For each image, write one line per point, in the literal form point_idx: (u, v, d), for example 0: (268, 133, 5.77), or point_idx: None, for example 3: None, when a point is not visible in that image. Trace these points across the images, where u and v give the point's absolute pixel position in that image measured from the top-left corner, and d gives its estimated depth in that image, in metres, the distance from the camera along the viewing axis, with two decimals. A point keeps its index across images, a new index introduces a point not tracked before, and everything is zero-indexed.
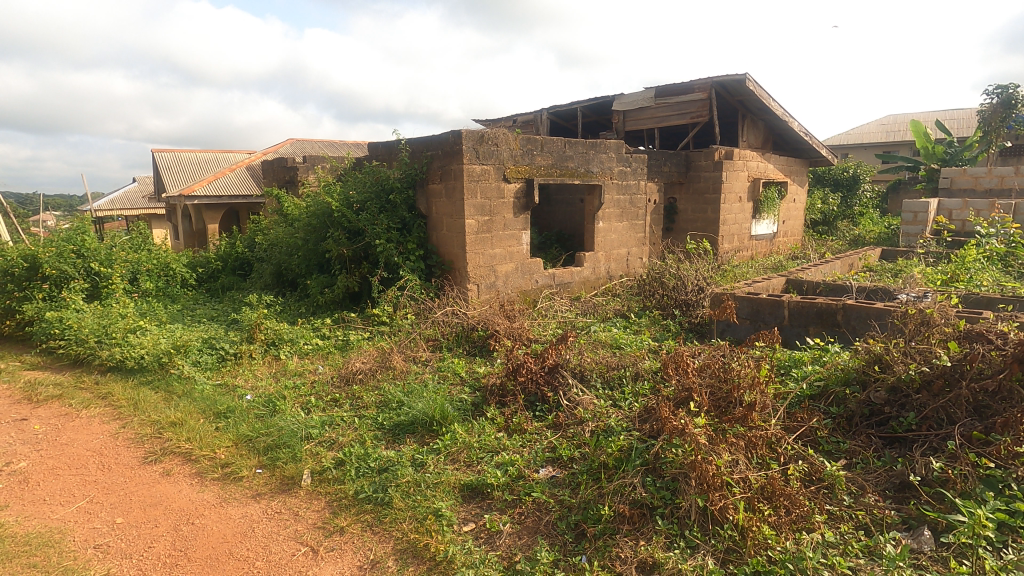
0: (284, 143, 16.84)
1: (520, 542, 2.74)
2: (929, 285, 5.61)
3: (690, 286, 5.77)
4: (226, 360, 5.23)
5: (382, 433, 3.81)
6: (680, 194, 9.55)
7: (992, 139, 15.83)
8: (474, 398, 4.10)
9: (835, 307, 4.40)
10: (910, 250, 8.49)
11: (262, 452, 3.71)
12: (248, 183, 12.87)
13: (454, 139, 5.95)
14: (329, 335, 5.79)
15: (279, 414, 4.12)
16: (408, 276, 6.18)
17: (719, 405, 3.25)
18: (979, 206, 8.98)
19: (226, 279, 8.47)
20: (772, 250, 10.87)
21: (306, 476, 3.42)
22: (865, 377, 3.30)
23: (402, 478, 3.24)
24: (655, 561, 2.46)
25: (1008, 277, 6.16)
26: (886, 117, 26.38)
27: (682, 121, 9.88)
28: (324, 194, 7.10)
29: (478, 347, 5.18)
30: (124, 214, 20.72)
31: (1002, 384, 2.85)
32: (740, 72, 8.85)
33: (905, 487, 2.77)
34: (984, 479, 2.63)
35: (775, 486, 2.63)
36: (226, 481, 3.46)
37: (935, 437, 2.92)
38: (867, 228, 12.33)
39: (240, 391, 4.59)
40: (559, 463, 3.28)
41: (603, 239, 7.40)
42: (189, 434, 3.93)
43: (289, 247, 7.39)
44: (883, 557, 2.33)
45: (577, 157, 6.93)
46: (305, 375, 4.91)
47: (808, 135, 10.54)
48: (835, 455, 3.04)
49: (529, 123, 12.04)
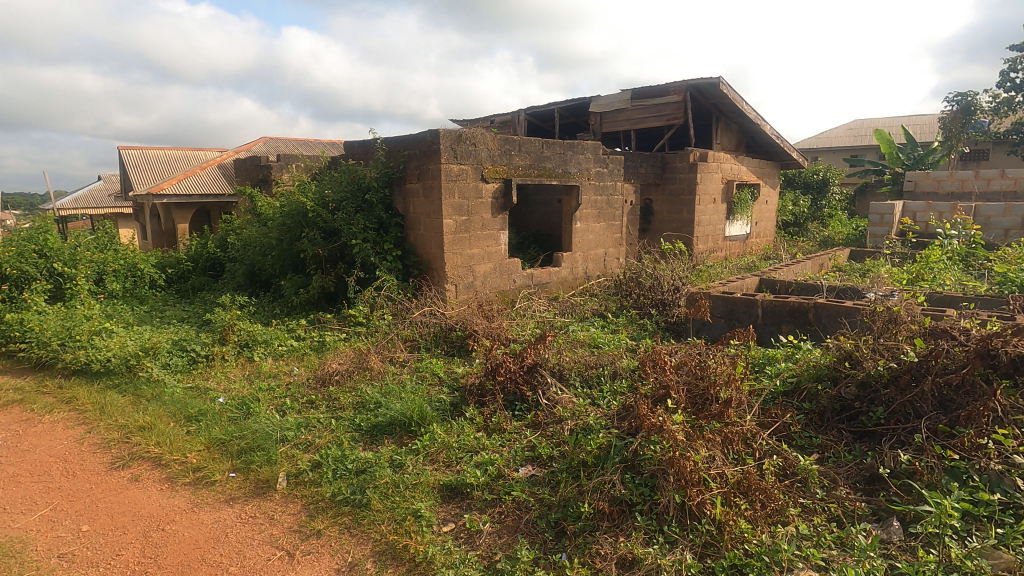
0: (256, 141, 16.53)
1: (500, 541, 2.74)
2: (896, 283, 5.79)
3: (666, 286, 5.85)
4: (197, 362, 5.11)
5: (359, 434, 3.76)
6: (656, 196, 9.64)
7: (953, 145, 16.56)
8: (453, 398, 4.08)
9: (807, 306, 4.50)
10: (877, 251, 8.75)
11: (236, 455, 3.63)
12: (220, 182, 12.59)
13: (432, 138, 5.91)
14: (304, 336, 5.70)
15: (253, 416, 4.03)
16: (385, 276, 6.12)
17: (696, 401, 3.30)
18: (941, 208, 9.30)
19: (196, 280, 8.26)
20: (745, 251, 11.07)
21: (282, 479, 3.36)
22: (836, 373, 3.40)
23: (380, 479, 3.20)
24: (635, 557, 2.48)
25: (971, 277, 6.38)
26: (854, 121, 27.17)
27: (658, 123, 10.00)
28: (299, 193, 6.97)
29: (456, 347, 5.16)
30: (89, 214, 20.15)
31: (965, 377, 2.94)
32: (715, 76, 9.00)
33: (875, 479, 2.85)
34: (950, 470, 2.70)
35: (751, 480, 2.68)
36: (198, 485, 3.37)
37: (903, 431, 2.99)
38: (836, 229, 12.66)
39: (212, 393, 4.49)
40: (539, 462, 3.27)
41: (581, 239, 7.45)
42: (158, 439, 3.82)
43: (262, 246, 7.24)
44: (855, 547, 2.39)
45: (554, 157, 6.95)
46: (280, 377, 4.82)
47: (780, 139, 10.78)
48: (809, 450, 3.11)
49: (507, 124, 12.03)
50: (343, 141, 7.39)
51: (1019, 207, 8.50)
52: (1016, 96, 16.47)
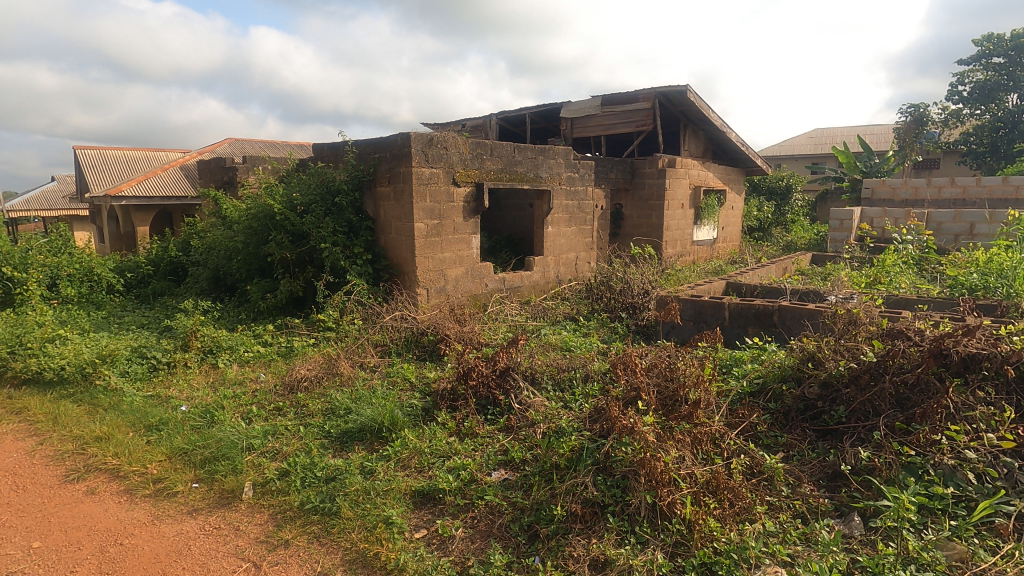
0: (221, 142, 16.15)
1: (473, 546, 2.72)
2: (855, 286, 6.00)
3: (636, 290, 5.91)
4: (158, 369, 4.94)
5: (329, 441, 3.69)
6: (626, 201, 9.77)
7: (907, 154, 17.42)
8: (424, 403, 4.04)
9: (772, 308, 4.61)
10: (837, 256, 9.05)
11: (199, 465, 3.52)
12: (183, 183, 12.22)
13: (403, 141, 5.86)
14: (271, 342, 5.57)
15: (218, 425, 3.91)
16: (355, 280, 6.02)
17: (666, 403, 3.36)
18: (896, 214, 9.67)
19: (157, 284, 7.98)
20: (712, 255, 11.30)
21: (248, 489, 3.27)
22: (799, 373, 3.51)
23: (350, 487, 3.14)
24: (607, 558, 2.49)
25: (925, 280, 6.65)
26: (814, 130, 28.14)
27: (627, 129, 10.16)
28: (266, 195, 6.82)
29: (428, 351, 5.11)
30: (42, 216, 19.41)
31: (920, 376, 3.06)
32: (682, 84, 9.19)
33: (837, 476, 2.94)
34: (907, 466, 2.80)
35: (719, 479, 2.73)
36: (159, 497, 3.26)
37: (863, 429, 3.09)
38: (798, 234, 13.04)
39: (174, 402, 4.34)
40: (512, 465, 3.28)
41: (552, 244, 7.50)
42: (116, 449, 3.68)
43: (227, 250, 7.04)
44: (818, 542, 2.47)
45: (526, 162, 6.98)
46: (245, 384, 4.69)
47: (745, 146, 11.07)
48: (775, 448, 3.19)
49: (478, 128, 12.04)
50: (312, 144, 7.25)
51: (968, 213, 8.92)
52: (963, 108, 17.32)
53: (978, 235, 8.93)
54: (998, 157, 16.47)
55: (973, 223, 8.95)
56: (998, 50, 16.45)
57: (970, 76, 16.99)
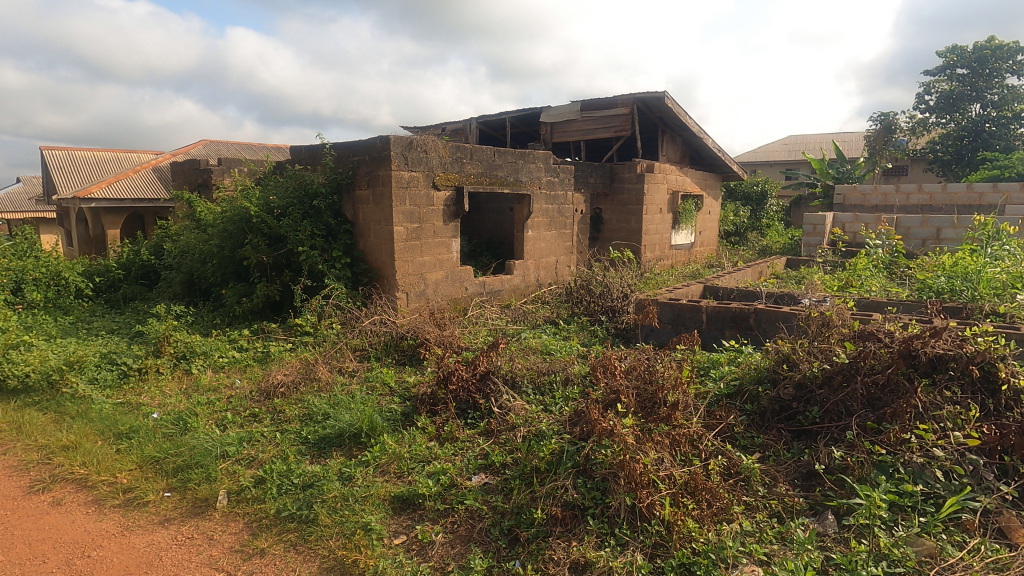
0: (196, 145, 15.87)
1: (453, 551, 2.70)
2: (828, 290, 6.14)
3: (616, 293, 5.96)
4: (128, 376, 4.81)
5: (306, 447, 3.63)
6: (605, 206, 9.85)
7: (877, 160, 17.90)
8: (404, 408, 4.01)
9: (747, 311, 4.67)
10: (810, 260, 9.24)
11: (171, 474, 3.43)
12: (155, 186, 11.95)
13: (382, 144, 5.83)
14: (246, 347, 5.47)
15: (191, 432, 3.82)
16: (333, 284, 5.96)
17: (644, 405, 3.39)
18: (867, 219, 9.90)
19: (128, 288, 7.78)
20: (690, 259, 11.46)
21: (222, 497, 3.20)
22: (774, 375, 3.57)
23: (328, 493, 3.09)
24: (587, 561, 2.49)
25: (895, 283, 6.82)
26: (788, 137, 28.71)
27: (606, 135, 10.25)
28: (241, 199, 6.71)
29: (407, 356, 5.07)
30: (8, 219, 18.87)
31: (890, 377, 3.13)
32: (660, 90, 9.31)
33: (811, 475, 2.99)
34: (878, 464, 2.87)
35: (698, 480, 2.75)
36: (129, 507, 3.17)
37: (835, 429, 3.15)
38: (773, 238, 13.28)
39: (145, 409, 4.23)
40: (492, 469, 3.26)
41: (532, 247, 7.52)
42: (84, 459, 3.57)
43: (201, 254, 6.89)
44: (794, 541, 2.51)
45: (506, 166, 6.99)
46: (220, 391, 4.59)
47: (721, 152, 11.25)
48: (751, 449, 3.23)
49: (458, 132, 12.02)
50: (289, 146, 7.16)
51: (935, 219, 9.19)
52: (929, 117, 17.89)
53: (944, 240, 9.19)
54: (962, 165, 17.06)
55: (939, 228, 9.22)
56: (962, 61, 17.01)
57: (936, 86, 17.52)
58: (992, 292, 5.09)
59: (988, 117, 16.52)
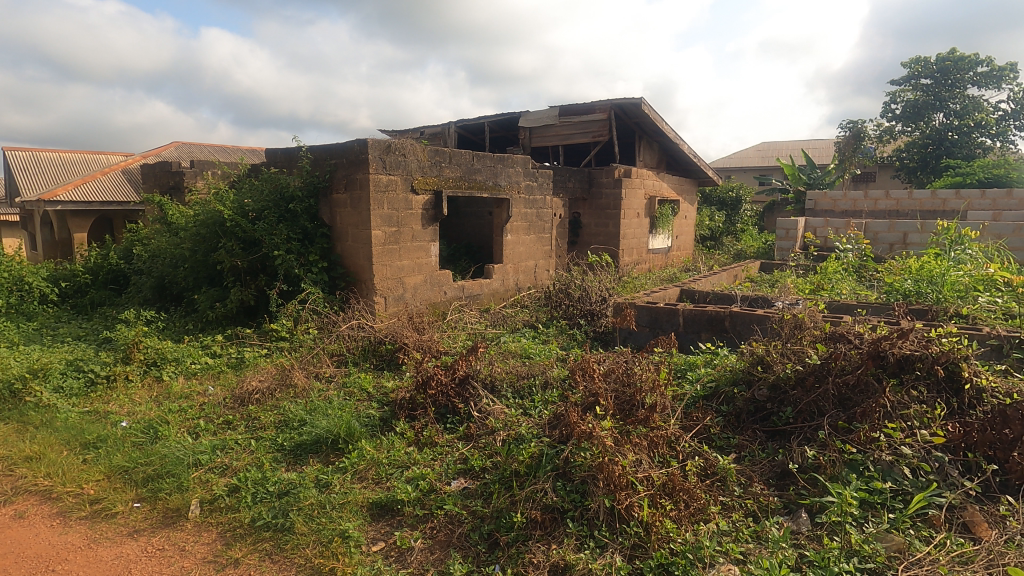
0: (167, 146, 15.57)
1: (432, 557, 2.69)
2: (801, 292, 6.29)
3: (594, 296, 6.01)
4: (96, 384, 4.67)
5: (282, 454, 3.57)
6: (583, 210, 9.91)
7: (847, 167, 18.41)
8: (382, 413, 3.97)
9: (723, 314, 4.75)
10: (783, 263, 9.44)
11: (141, 484, 3.34)
12: (125, 188, 11.66)
13: (360, 147, 5.78)
14: (220, 353, 5.36)
15: (162, 441, 3.72)
16: (310, 289, 5.87)
17: (623, 407, 3.43)
18: (837, 224, 10.16)
19: (96, 294, 7.55)
20: (667, 263, 11.60)
21: (195, 507, 3.12)
22: (749, 376, 3.64)
23: (304, 501, 3.04)
24: (566, 563, 2.49)
25: (865, 286, 7.01)
26: (761, 143, 29.35)
27: (585, 140, 10.34)
28: (215, 202, 6.59)
29: (386, 360, 5.02)
30: None
31: (860, 377, 3.20)
32: (637, 96, 9.44)
33: (785, 475, 3.05)
34: (849, 463, 2.94)
35: (675, 481, 2.78)
36: (96, 519, 3.07)
37: (808, 429, 3.22)
38: (748, 243, 13.54)
39: (114, 418, 4.11)
40: (471, 474, 3.24)
41: (511, 251, 7.53)
42: (49, 469, 3.46)
43: (172, 258, 6.74)
44: (769, 540, 2.55)
45: (485, 170, 7.00)
46: (193, 398, 4.48)
47: (697, 157, 11.44)
48: (727, 450, 3.29)
49: (436, 136, 12.00)
50: (265, 149, 7.05)
51: (902, 224, 9.48)
52: (896, 125, 18.47)
53: (910, 244, 9.47)
54: (927, 171, 17.64)
55: (906, 233, 9.51)
56: (925, 72, 17.65)
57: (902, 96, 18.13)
58: (956, 294, 5.26)
59: (951, 125, 17.12)
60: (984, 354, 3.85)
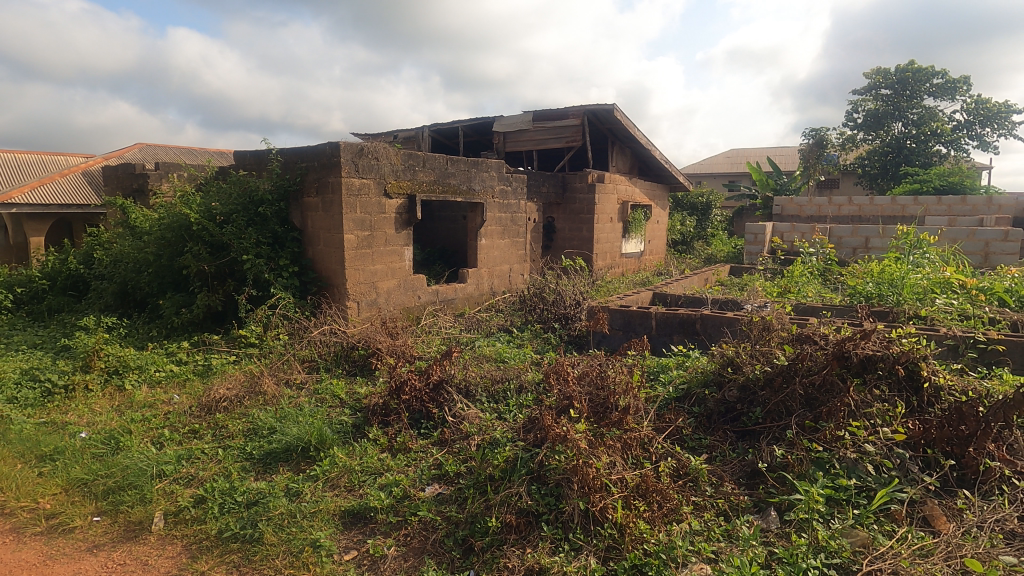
0: (131, 148, 15.17)
1: (406, 564, 2.66)
2: (769, 295, 6.44)
3: (568, 300, 6.04)
4: (54, 394, 4.50)
5: (251, 464, 3.49)
6: (557, 215, 9.97)
7: (811, 173, 18.95)
8: (355, 420, 3.92)
9: (694, 317, 4.82)
10: (752, 267, 9.65)
11: (101, 497, 3.22)
12: (85, 191, 11.30)
13: (331, 150, 5.71)
14: (186, 361, 5.21)
15: (124, 451, 3.60)
16: (280, 293, 5.75)
17: (597, 410, 3.45)
18: (803, 229, 10.42)
19: (53, 300, 7.27)
20: (640, 267, 11.74)
21: (158, 519, 3.02)
22: (720, 378, 3.71)
23: (274, 510, 2.97)
24: (541, 567, 2.49)
25: (829, 289, 7.22)
26: (729, 150, 30.02)
27: (558, 144, 10.40)
28: (181, 205, 6.42)
29: (358, 366, 4.95)
30: None
31: (826, 377, 3.27)
32: (609, 103, 9.55)
33: (755, 474, 3.11)
34: (816, 461, 3.02)
35: (648, 483, 2.80)
36: (53, 534, 2.95)
37: (777, 428, 3.28)
38: (718, 247, 13.80)
39: (72, 429, 3.95)
40: (445, 479, 3.22)
41: (485, 256, 7.52)
42: (2, 484, 3.31)
43: (136, 262, 6.53)
44: (739, 538, 2.59)
45: (458, 174, 6.98)
46: (157, 406, 4.35)
47: (668, 163, 11.64)
48: (699, 450, 3.33)
49: (410, 140, 11.93)
50: (233, 151, 6.90)
51: (864, 229, 9.79)
52: (857, 134, 19.10)
53: (872, 248, 9.78)
54: (887, 178, 18.28)
55: (868, 237, 9.82)
56: (885, 82, 18.30)
57: (863, 105, 18.76)
58: (915, 296, 5.44)
59: (909, 134, 17.78)
60: (942, 353, 3.99)
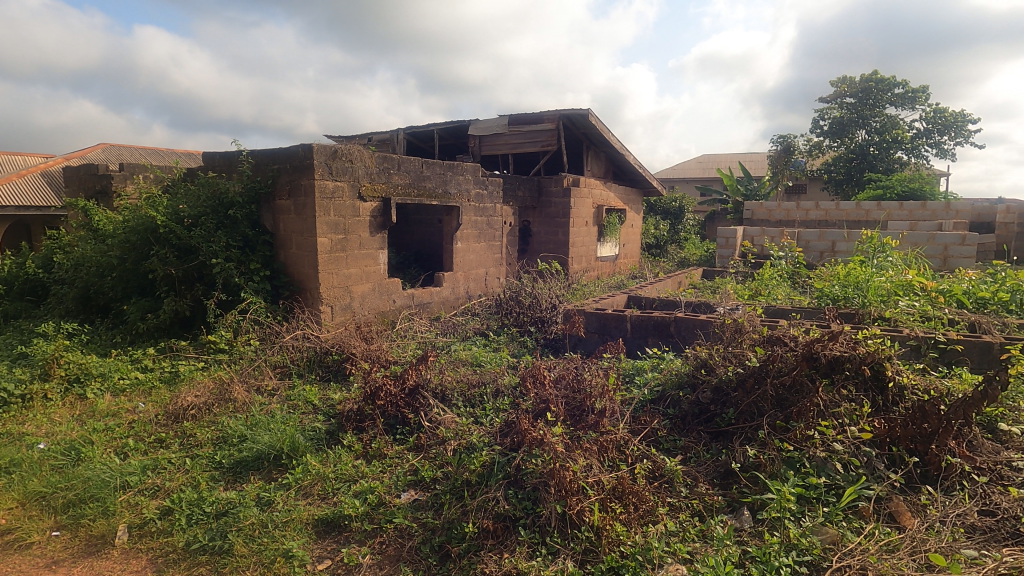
0: (95, 147, 14.69)
1: (381, 573, 2.62)
2: (740, 298, 6.57)
3: (544, 304, 6.05)
4: (9, 403, 4.31)
5: (220, 473, 3.39)
6: (533, 219, 10.00)
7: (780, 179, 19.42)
8: (329, 426, 3.85)
9: (668, 320, 4.89)
10: (723, 271, 9.83)
11: (61, 510, 3.09)
12: (45, 193, 10.91)
13: (304, 153, 5.62)
14: (152, 368, 5.05)
15: (86, 462, 3.46)
16: (251, 298, 5.63)
17: (574, 414, 3.47)
18: (772, 233, 10.65)
19: (10, 306, 6.97)
20: (615, 270, 11.86)
21: (122, 532, 2.92)
22: (694, 380, 3.76)
23: (244, 520, 2.90)
24: (519, 571, 2.48)
25: (797, 291, 7.40)
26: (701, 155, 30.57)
27: (534, 149, 10.44)
28: (147, 207, 6.24)
29: (332, 371, 4.87)
30: None
31: (795, 378, 3.35)
32: (584, 108, 9.63)
33: (728, 474, 3.16)
34: (787, 460, 3.08)
35: (625, 484, 2.82)
36: (8, 551, 2.82)
37: (749, 429, 3.34)
38: (691, 251, 14.02)
39: (30, 440, 3.79)
40: (422, 485, 3.18)
41: (461, 259, 7.49)
42: None
43: (98, 267, 6.31)
44: (714, 538, 2.63)
45: (434, 177, 6.95)
46: (121, 415, 4.20)
47: (641, 168, 11.79)
48: (674, 451, 3.36)
49: (384, 143, 11.82)
50: (202, 153, 6.74)
51: (831, 233, 10.06)
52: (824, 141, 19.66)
53: (839, 252, 10.07)
54: (852, 184, 18.87)
55: (835, 241, 10.08)
56: (850, 91, 18.89)
57: (829, 113, 19.32)
58: (879, 298, 5.61)
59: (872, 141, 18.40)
60: (905, 354, 4.13)
